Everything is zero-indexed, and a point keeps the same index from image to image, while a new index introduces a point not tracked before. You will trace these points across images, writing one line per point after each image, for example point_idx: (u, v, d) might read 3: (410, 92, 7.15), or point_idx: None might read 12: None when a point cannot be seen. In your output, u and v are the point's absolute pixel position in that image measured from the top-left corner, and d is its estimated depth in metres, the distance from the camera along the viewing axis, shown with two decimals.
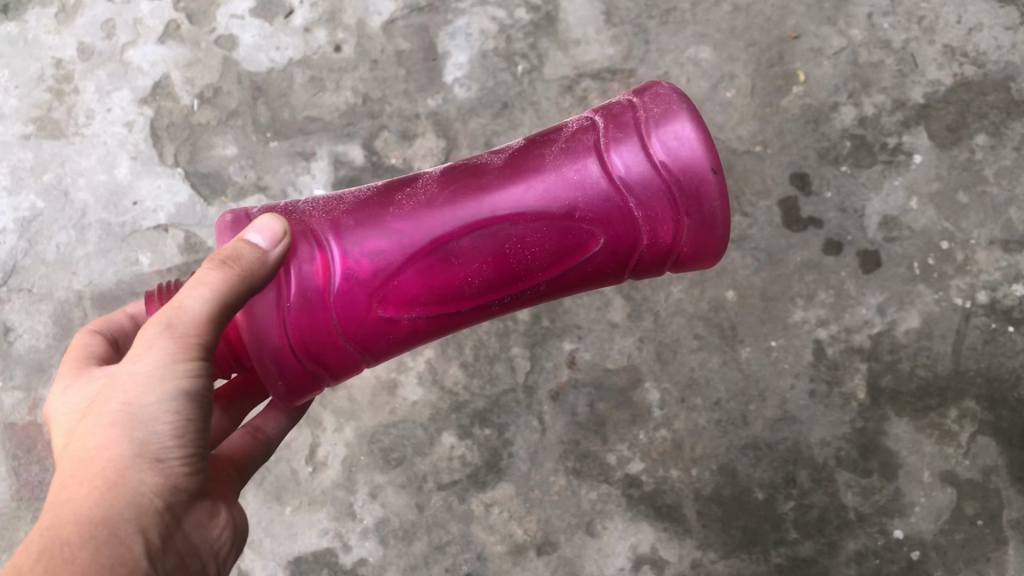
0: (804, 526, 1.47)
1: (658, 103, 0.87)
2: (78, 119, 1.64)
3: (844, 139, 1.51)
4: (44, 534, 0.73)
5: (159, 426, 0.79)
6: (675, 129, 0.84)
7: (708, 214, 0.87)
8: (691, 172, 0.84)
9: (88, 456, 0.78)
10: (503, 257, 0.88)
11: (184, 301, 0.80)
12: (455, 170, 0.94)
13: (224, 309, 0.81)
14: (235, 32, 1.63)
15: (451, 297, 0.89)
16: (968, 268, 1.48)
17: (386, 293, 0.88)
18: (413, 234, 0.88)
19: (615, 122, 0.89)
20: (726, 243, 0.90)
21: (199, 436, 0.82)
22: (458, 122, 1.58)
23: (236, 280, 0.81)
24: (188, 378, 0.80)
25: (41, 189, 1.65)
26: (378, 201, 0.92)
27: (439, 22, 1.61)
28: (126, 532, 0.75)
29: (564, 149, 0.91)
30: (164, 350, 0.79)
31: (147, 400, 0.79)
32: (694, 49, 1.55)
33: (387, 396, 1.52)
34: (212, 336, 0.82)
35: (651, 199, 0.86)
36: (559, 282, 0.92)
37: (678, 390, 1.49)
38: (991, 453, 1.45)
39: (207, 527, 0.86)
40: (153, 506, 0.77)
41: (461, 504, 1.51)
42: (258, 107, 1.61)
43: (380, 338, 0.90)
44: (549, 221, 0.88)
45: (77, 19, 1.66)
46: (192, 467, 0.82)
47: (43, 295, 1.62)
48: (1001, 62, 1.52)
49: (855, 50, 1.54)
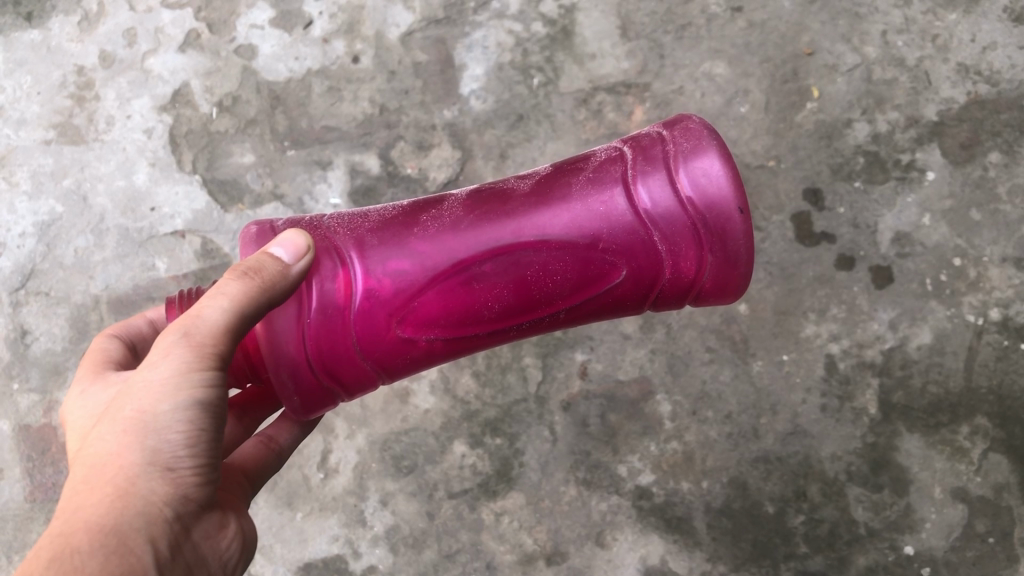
0: (814, 540, 1.47)
1: (688, 138, 0.87)
2: (99, 125, 1.67)
3: (858, 156, 1.52)
4: (54, 541, 0.73)
5: (172, 434, 0.80)
6: (704, 164, 0.85)
7: (731, 253, 0.87)
8: (717, 209, 0.85)
9: (100, 463, 0.78)
10: (524, 284, 0.89)
11: (203, 310, 0.82)
12: (482, 193, 0.95)
13: (241, 321, 0.82)
14: (255, 41, 1.65)
15: (470, 321, 0.90)
16: (980, 285, 1.48)
17: (406, 314, 0.88)
18: (436, 257, 0.89)
19: (644, 155, 0.90)
20: (749, 280, 0.91)
21: (211, 447, 0.83)
22: (473, 133, 1.60)
23: (255, 291, 0.82)
24: (202, 388, 0.81)
25: (60, 194, 1.66)
26: (403, 220, 0.93)
27: (457, 34, 1.63)
28: (135, 540, 0.74)
29: (591, 179, 0.91)
30: (180, 358, 0.80)
31: (162, 407, 0.80)
32: (708, 64, 1.57)
33: (399, 404, 1.52)
34: (228, 347, 0.83)
35: (676, 233, 0.87)
36: (579, 309, 0.93)
37: (690, 402, 1.49)
38: (1002, 470, 1.45)
39: (216, 539, 0.86)
40: (163, 515, 0.77)
41: (472, 513, 1.51)
42: (276, 116, 1.63)
43: (398, 358, 0.91)
44: (571, 248, 0.89)
45: (99, 28, 1.68)
46: (203, 479, 0.83)
47: (60, 299, 1.64)
48: (1014, 80, 1.53)
49: (869, 67, 1.55)
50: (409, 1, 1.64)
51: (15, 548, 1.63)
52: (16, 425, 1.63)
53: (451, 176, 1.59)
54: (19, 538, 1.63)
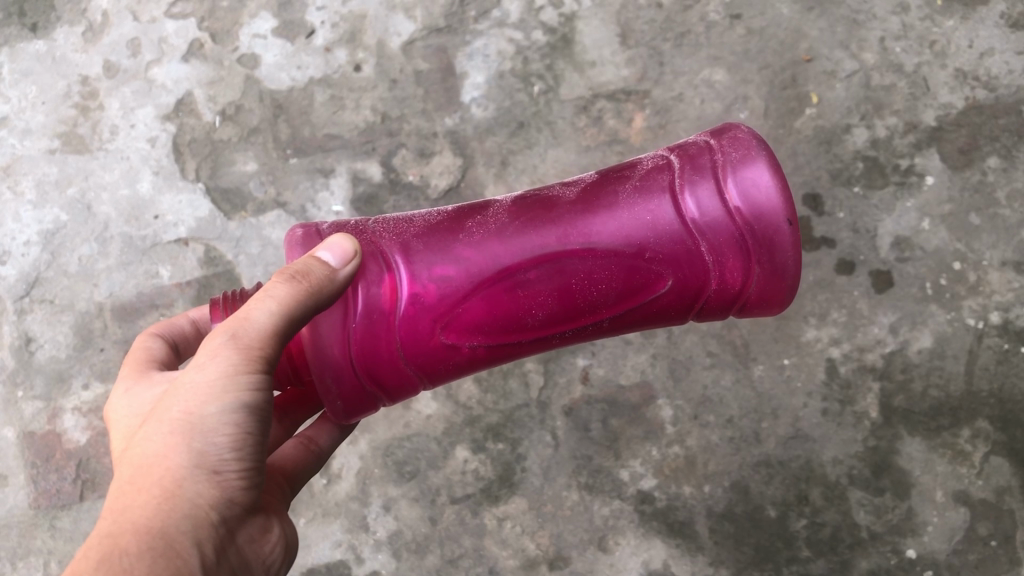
0: (816, 544, 1.47)
1: (737, 148, 0.89)
2: (103, 134, 1.68)
3: (857, 161, 1.54)
4: (103, 541, 0.75)
5: (218, 438, 0.80)
6: (753, 174, 0.86)
7: (779, 265, 0.89)
8: (766, 220, 0.86)
9: (148, 463, 0.80)
10: (569, 292, 0.90)
11: (251, 313, 0.82)
12: (526, 201, 0.96)
13: (289, 324, 0.82)
14: (258, 51, 1.67)
15: (514, 328, 0.91)
16: (980, 289, 1.49)
17: (450, 319, 0.89)
18: (482, 262, 0.89)
19: (692, 164, 0.91)
20: (792, 292, 0.93)
21: (257, 450, 0.84)
22: (475, 141, 1.61)
23: (301, 296, 0.82)
24: (248, 391, 0.81)
25: (65, 203, 1.67)
26: (448, 226, 0.94)
27: (457, 43, 1.65)
28: (182, 544, 0.76)
29: (639, 187, 0.92)
30: (227, 361, 0.81)
31: (208, 410, 0.80)
32: (708, 71, 1.59)
33: (401, 409, 1.53)
34: (275, 350, 0.83)
35: (722, 243, 0.89)
36: (622, 318, 0.94)
37: (692, 407, 1.49)
38: (1004, 473, 1.45)
39: (260, 542, 0.87)
40: (208, 519, 0.79)
41: (474, 518, 1.51)
42: (279, 124, 1.64)
43: (440, 364, 0.91)
44: (618, 257, 0.90)
45: (104, 38, 1.70)
46: (249, 482, 0.84)
47: (65, 306, 1.65)
48: (1012, 86, 1.54)
49: (868, 73, 1.57)
50: (411, 11, 1.66)
51: (19, 555, 1.63)
52: (20, 432, 1.64)
53: (453, 183, 1.60)
54: (22, 544, 1.63)
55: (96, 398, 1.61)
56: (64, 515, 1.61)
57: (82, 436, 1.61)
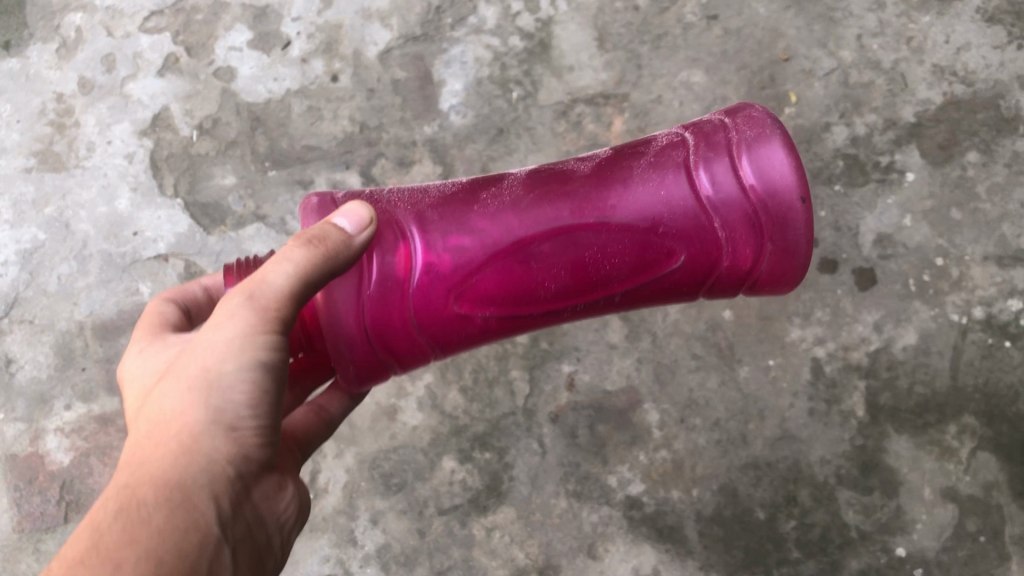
0: (806, 545, 1.46)
1: (751, 126, 0.87)
2: (79, 151, 1.66)
3: (837, 159, 1.54)
4: (120, 492, 0.74)
5: (235, 394, 0.80)
6: (768, 152, 0.84)
7: (791, 244, 0.87)
8: (780, 199, 0.84)
9: (166, 417, 0.79)
10: (582, 266, 0.88)
11: (268, 274, 0.79)
12: (541, 174, 0.94)
13: (306, 287, 0.80)
14: (234, 63, 1.66)
15: (527, 300, 0.89)
16: (963, 284, 1.49)
17: (464, 289, 0.87)
18: (496, 234, 0.87)
19: (706, 140, 0.89)
20: (804, 273, 0.91)
21: (273, 409, 0.83)
22: (454, 149, 1.61)
23: (321, 262, 0.78)
24: (266, 352, 0.80)
25: (43, 222, 1.65)
26: (463, 198, 0.92)
27: (434, 51, 1.65)
28: (200, 497, 0.75)
29: (653, 163, 0.90)
30: (244, 321, 0.79)
31: (226, 366, 0.79)
32: (686, 73, 1.60)
33: (387, 421, 1.51)
34: (292, 312, 0.81)
35: (734, 220, 0.86)
36: (634, 293, 0.92)
37: (678, 410, 1.49)
38: (991, 468, 1.44)
39: (276, 498, 0.87)
40: (225, 473, 0.78)
41: (463, 529, 1.50)
42: (257, 137, 1.63)
43: (455, 334, 0.89)
44: (632, 231, 0.88)
45: (78, 54, 1.69)
46: (265, 440, 0.83)
47: (45, 326, 1.63)
48: (989, 80, 1.55)
49: (846, 71, 1.57)
50: (386, 19, 1.66)
51: None
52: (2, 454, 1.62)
53: None
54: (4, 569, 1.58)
55: (78, 418, 1.59)
56: (49, 537, 1.57)
57: (65, 456, 1.58)
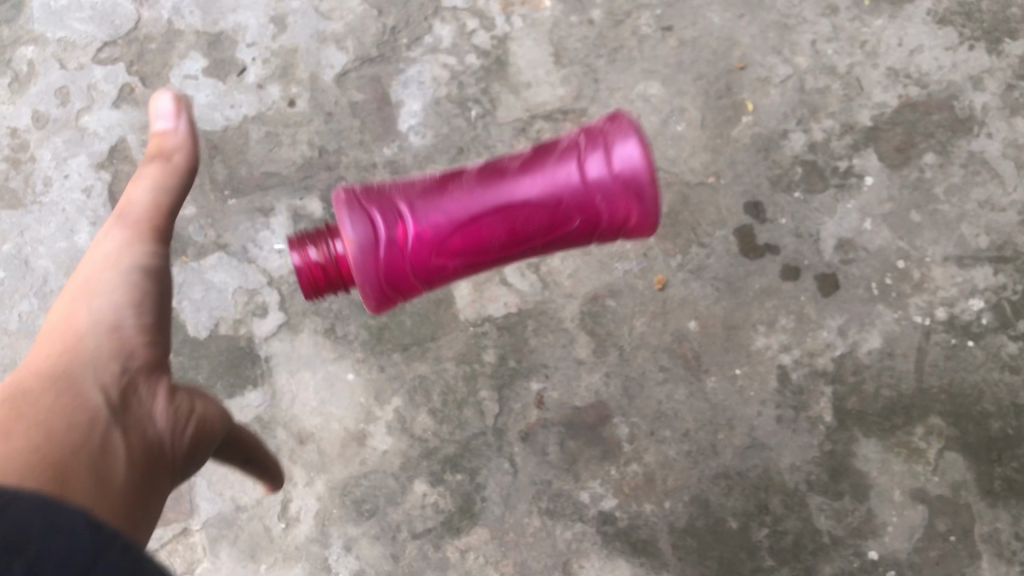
0: (779, 553, 1.45)
1: (614, 128, 0.95)
2: (36, 186, 1.65)
3: (796, 165, 1.57)
4: (16, 387, 0.79)
5: (111, 298, 0.87)
6: (621, 150, 0.93)
7: (645, 214, 0.94)
8: (634, 182, 0.92)
9: (57, 326, 0.87)
10: (512, 232, 0.97)
11: (133, 194, 0.97)
12: (486, 165, 1.00)
13: (165, 197, 0.97)
14: (190, 92, 1.66)
15: (480, 255, 0.98)
16: (925, 285, 1.51)
17: (438, 251, 0.97)
18: (455, 210, 0.96)
19: (586, 136, 0.96)
20: (655, 229, 0.96)
21: (153, 314, 0.89)
22: (415, 170, 1.62)
23: (168, 170, 0.98)
24: (145, 254, 0.92)
25: (1, 259, 1.63)
26: (438, 184, 1.00)
27: (391, 72, 1.66)
28: (77, 376, 0.79)
29: (561, 151, 0.97)
30: (120, 234, 0.93)
31: (106, 275, 0.89)
32: (643, 85, 1.63)
33: (357, 447, 1.50)
34: (163, 222, 0.97)
35: (612, 194, 0.93)
36: (552, 245, 1.00)
37: (647, 423, 1.49)
38: (959, 468, 1.46)
39: (196, 407, 0.88)
40: (111, 363, 0.82)
41: (437, 552, 1.47)
42: (215, 165, 1.63)
43: (443, 277, 1.01)
44: (542, 208, 0.96)
45: (31, 88, 1.68)
46: (152, 342, 0.87)
47: (7, 365, 1.59)
48: (943, 81, 1.58)
49: (801, 77, 1.61)
50: (342, 42, 1.67)
51: None
52: None
53: None
54: None
55: None
56: None
57: None
